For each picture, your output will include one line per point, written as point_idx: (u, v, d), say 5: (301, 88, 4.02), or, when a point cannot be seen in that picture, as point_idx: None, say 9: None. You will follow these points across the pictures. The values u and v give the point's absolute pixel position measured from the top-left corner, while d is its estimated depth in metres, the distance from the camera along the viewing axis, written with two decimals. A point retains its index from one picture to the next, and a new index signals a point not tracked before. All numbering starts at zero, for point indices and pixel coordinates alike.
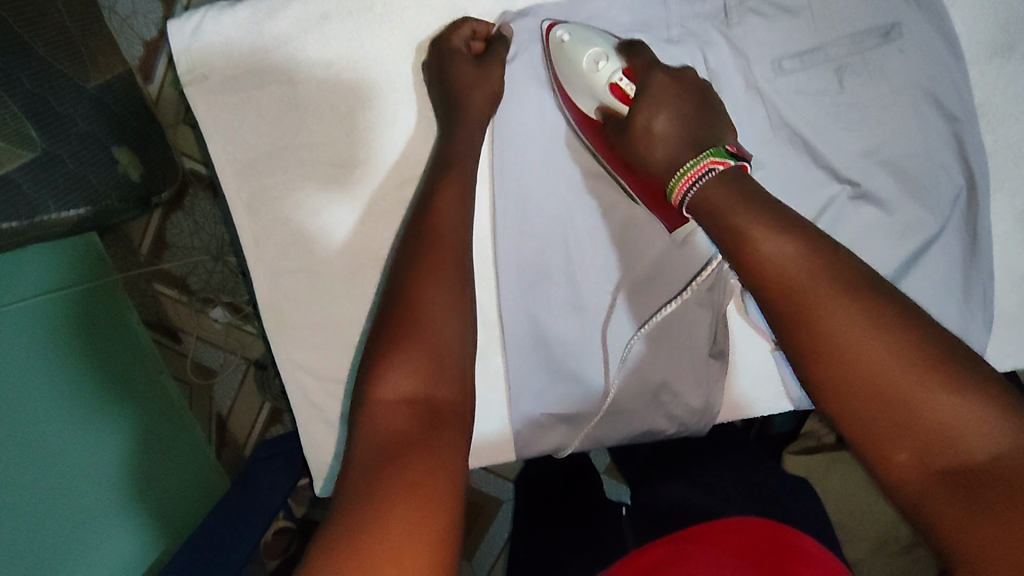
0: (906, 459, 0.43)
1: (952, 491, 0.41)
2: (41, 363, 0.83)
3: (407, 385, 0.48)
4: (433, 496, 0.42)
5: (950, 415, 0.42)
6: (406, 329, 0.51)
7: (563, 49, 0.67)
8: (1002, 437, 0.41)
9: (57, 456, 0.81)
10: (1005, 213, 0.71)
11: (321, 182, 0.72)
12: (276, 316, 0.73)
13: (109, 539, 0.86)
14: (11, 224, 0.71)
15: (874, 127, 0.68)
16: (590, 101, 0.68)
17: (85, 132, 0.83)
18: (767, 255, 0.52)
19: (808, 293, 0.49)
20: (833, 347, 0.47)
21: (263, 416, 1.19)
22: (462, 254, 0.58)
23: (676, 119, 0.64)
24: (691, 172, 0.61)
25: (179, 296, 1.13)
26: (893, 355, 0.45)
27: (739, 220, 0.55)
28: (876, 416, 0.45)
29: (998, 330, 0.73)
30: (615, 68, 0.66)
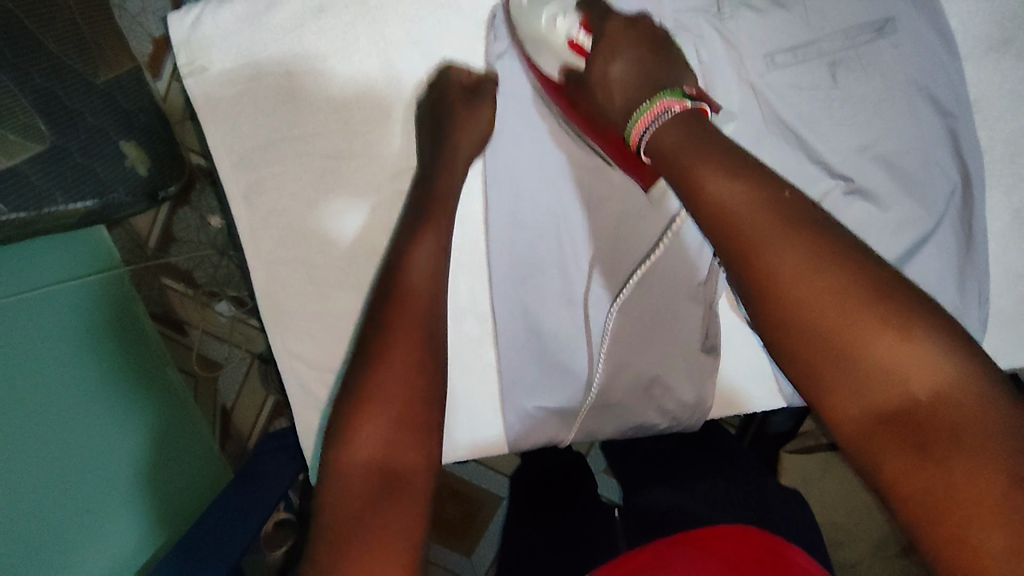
0: (849, 399, 0.43)
1: (891, 430, 0.41)
2: (51, 351, 0.85)
3: (371, 446, 0.49)
4: (389, 561, 0.44)
5: (894, 356, 0.42)
6: (370, 384, 0.51)
7: (522, 13, 0.68)
8: (943, 376, 0.41)
9: (65, 444, 0.83)
10: (1001, 209, 0.71)
11: (317, 173, 0.73)
12: (273, 306, 0.74)
13: (110, 529, 0.87)
14: (18, 215, 0.72)
15: (868, 122, 0.68)
16: (552, 59, 0.69)
17: (94, 126, 0.84)
18: (719, 202, 0.52)
19: (757, 236, 0.49)
20: (780, 290, 0.47)
21: (267, 409, 1.21)
22: (434, 293, 0.57)
23: (632, 63, 0.65)
24: (645, 115, 0.61)
25: (185, 290, 1.15)
26: (836, 293, 0.45)
27: (693, 167, 0.55)
28: (820, 356, 0.45)
29: (994, 328, 0.73)
30: (572, 23, 0.67)
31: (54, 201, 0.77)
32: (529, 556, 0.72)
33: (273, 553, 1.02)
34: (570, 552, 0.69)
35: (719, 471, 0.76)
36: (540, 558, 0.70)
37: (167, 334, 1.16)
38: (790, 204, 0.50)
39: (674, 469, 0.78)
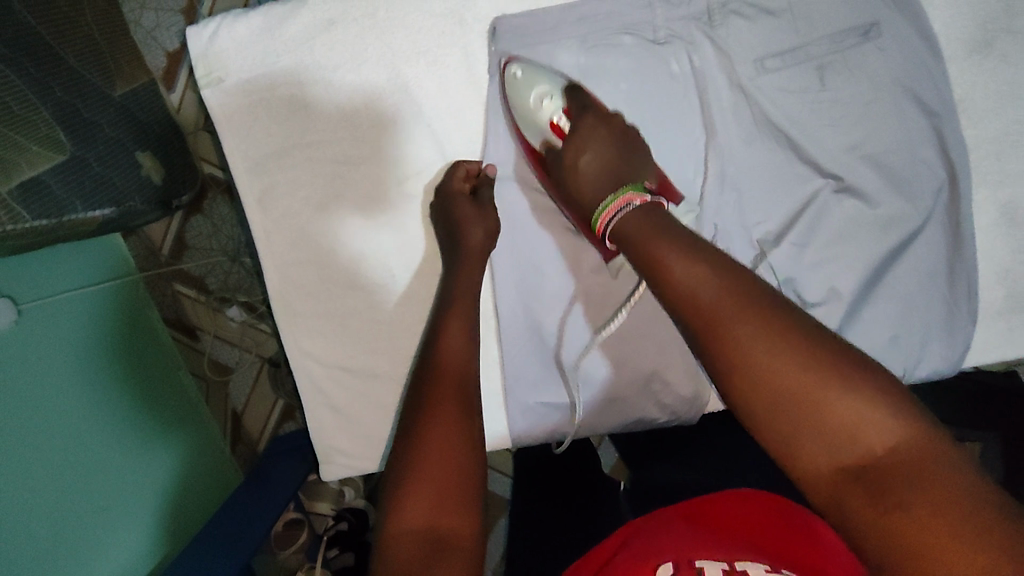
0: (819, 463, 0.43)
1: (861, 487, 0.41)
2: (67, 354, 0.88)
3: (421, 516, 0.47)
4: None
5: (852, 416, 0.42)
6: (411, 463, 0.49)
7: (513, 85, 0.71)
8: (900, 432, 0.41)
9: (84, 443, 0.87)
10: (988, 205, 0.73)
11: (326, 178, 0.76)
12: (285, 305, 0.77)
13: (122, 528, 0.90)
14: (40, 222, 0.75)
15: (855, 123, 0.71)
16: (534, 136, 0.71)
17: (111, 137, 0.88)
18: (677, 277, 0.52)
19: (719, 317, 0.48)
20: (743, 366, 0.46)
21: (276, 413, 1.24)
22: (468, 357, 0.59)
23: (601, 158, 0.67)
24: (610, 208, 0.62)
25: (197, 296, 1.18)
26: (790, 358, 0.45)
27: (656, 245, 0.55)
28: (786, 427, 0.44)
29: (985, 321, 0.75)
30: (558, 106, 0.69)
31: (75, 210, 0.81)
32: (536, 535, 0.75)
33: (283, 552, 1.03)
34: (575, 534, 0.72)
35: (718, 459, 0.78)
36: (548, 537, 0.73)
37: (179, 340, 1.19)
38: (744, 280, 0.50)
39: (676, 461, 0.81)
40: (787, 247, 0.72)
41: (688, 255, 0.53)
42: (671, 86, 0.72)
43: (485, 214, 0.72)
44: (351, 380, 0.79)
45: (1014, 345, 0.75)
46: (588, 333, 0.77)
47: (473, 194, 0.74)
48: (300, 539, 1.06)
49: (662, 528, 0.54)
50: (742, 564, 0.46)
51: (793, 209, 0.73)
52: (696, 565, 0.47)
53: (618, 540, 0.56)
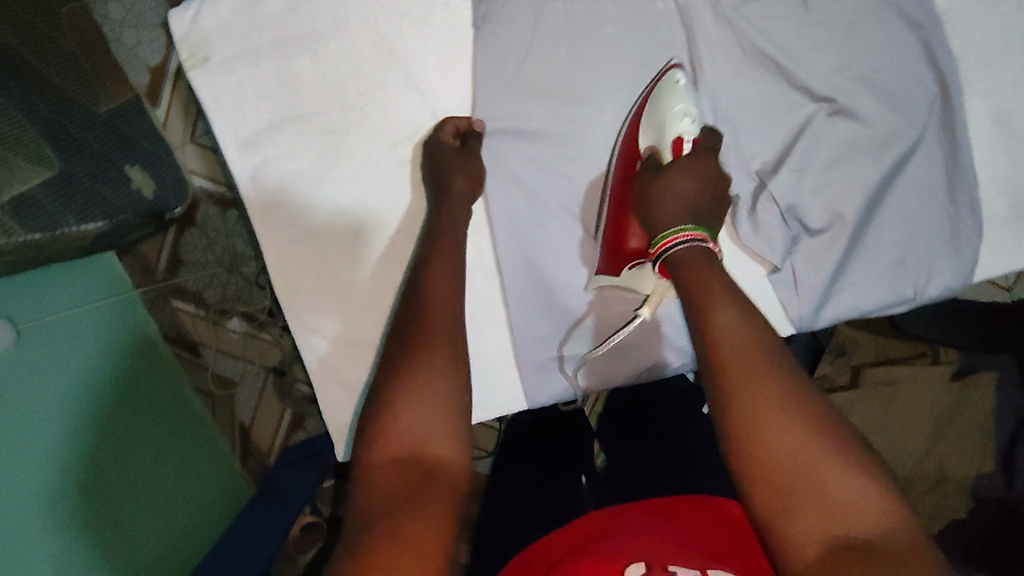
0: (805, 536, 0.41)
1: (851, 569, 0.39)
2: (67, 371, 0.86)
3: (408, 446, 0.46)
4: (426, 550, 0.40)
5: (852, 499, 0.41)
6: (398, 396, 0.47)
7: (671, 87, 0.69)
8: (891, 524, 0.41)
9: (93, 466, 0.84)
10: (983, 115, 0.74)
11: (319, 151, 0.75)
12: (287, 285, 0.77)
13: (147, 538, 0.89)
14: (33, 237, 0.76)
15: (843, 45, 0.71)
16: (646, 135, 0.69)
17: (99, 152, 0.87)
18: (715, 316, 0.50)
19: (739, 371, 0.46)
20: (757, 420, 0.45)
21: (286, 422, 1.21)
22: (455, 301, 0.56)
23: (693, 189, 0.63)
24: (679, 235, 0.58)
25: (196, 311, 1.15)
26: (805, 429, 0.44)
27: (697, 282, 0.53)
28: (780, 492, 0.43)
29: (991, 233, 0.75)
30: (693, 131, 0.68)
31: (66, 223, 0.80)
32: (502, 509, 0.71)
33: (301, 557, 1.04)
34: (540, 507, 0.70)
35: None
36: (507, 525, 0.69)
37: (182, 357, 1.15)
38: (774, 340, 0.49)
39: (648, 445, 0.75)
40: (786, 174, 0.72)
41: (729, 300, 0.51)
42: (656, 24, 0.72)
43: (467, 165, 0.71)
44: (359, 354, 0.78)
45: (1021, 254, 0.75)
46: (607, 293, 0.77)
47: (460, 145, 0.73)
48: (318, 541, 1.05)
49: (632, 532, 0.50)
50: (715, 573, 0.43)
51: (787, 136, 0.73)
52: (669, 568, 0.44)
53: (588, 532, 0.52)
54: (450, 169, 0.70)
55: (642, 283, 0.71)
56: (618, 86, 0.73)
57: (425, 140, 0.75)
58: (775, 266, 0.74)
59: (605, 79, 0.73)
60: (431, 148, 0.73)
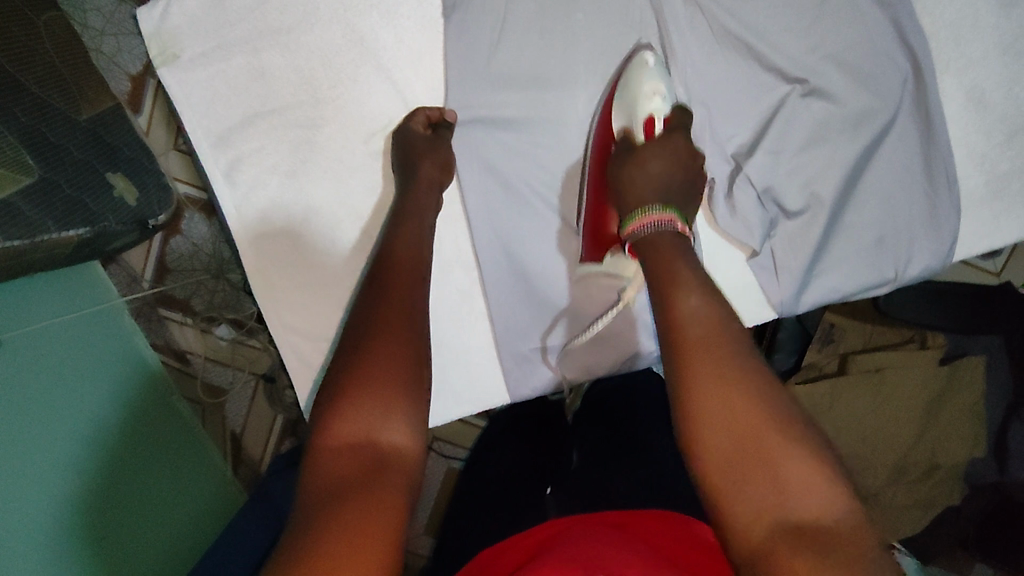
0: (752, 514, 0.40)
1: (796, 549, 0.38)
2: (51, 381, 0.84)
3: (362, 429, 0.44)
4: (376, 534, 0.39)
5: (803, 479, 0.40)
6: (355, 380, 0.46)
7: (640, 68, 0.69)
8: (840, 507, 0.40)
9: (80, 478, 0.82)
10: (955, 92, 0.74)
11: (292, 144, 0.75)
12: (264, 282, 0.76)
13: (135, 554, 0.86)
14: (12, 243, 0.73)
15: (814, 26, 0.72)
16: (618, 118, 0.70)
17: (80, 160, 0.86)
18: (681, 299, 0.49)
19: (698, 346, 0.46)
20: (715, 397, 0.44)
21: (276, 429, 1.20)
22: (416, 286, 0.55)
23: (666, 172, 0.64)
24: (653, 215, 0.59)
25: (184, 319, 1.15)
26: (762, 409, 0.43)
27: (665, 266, 0.53)
28: (729, 467, 0.42)
29: (968, 210, 0.76)
30: (664, 109, 0.68)
31: (47, 230, 0.78)
32: (467, 511, 0.68)
33: None
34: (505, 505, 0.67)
35: None
36: (469, 524, 0.66)
37: (170, 365, 1.15)
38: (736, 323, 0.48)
39: (616, 438, 0.72)
40: (761, 155, 0.72)
41: (695, 284, 0.50)
42: (626, 8, 0.72)
43: (435, 150, 0.71)
44: None
45: (1000, 232, 0.76)
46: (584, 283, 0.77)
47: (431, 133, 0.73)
48: None
49: (588, 540, 0.45)
50: None
51: (761, 118, 0.73)
52: None
53: (546, 539, 0.48)
54: (420, 157, 0.70)
55: (624, 268, 0.69)
56: (590, 71, 0.73)
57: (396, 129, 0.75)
58: (754, 250, 0.74)
59: (578, 65, 0.73)
60: (403, 136, 0.73)
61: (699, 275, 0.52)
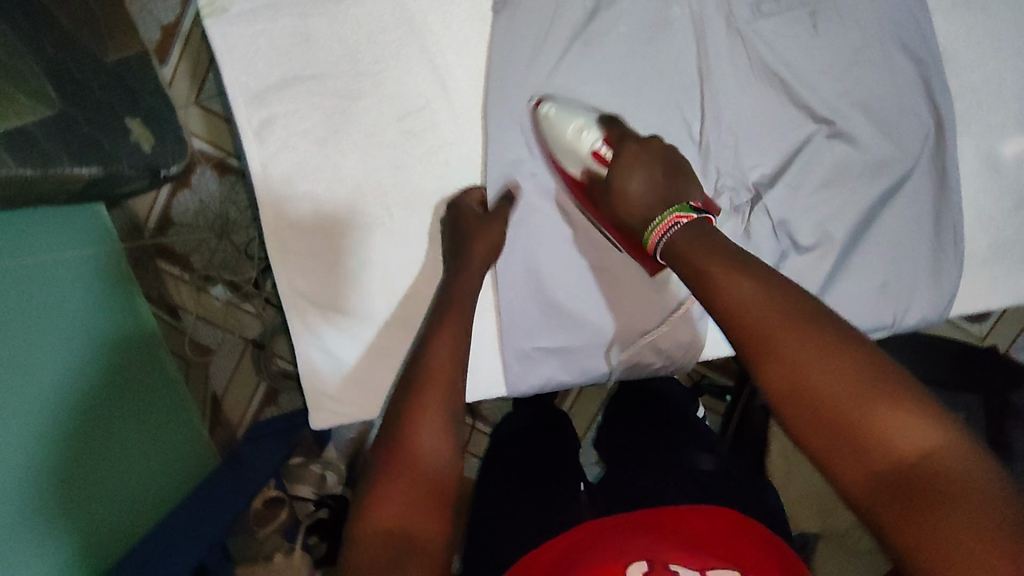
0: (855, 469, 0.42)
1: (902, 493, 0.39)
2: (42, 316, 0.83)
3: (395, 513, 0.46)
4: (425, 530, 0.46)
5: (891, 420, 0.41)
6: (388, 443, 0.50)
7: (550, 122, 0.73)
8: (937, 437, 0.40)
9: (63, 418, 0.80)
10: (972, 154, 0.77)
11: (327, 111, 0.76)
12: (278, 243, 0.76)
13: (108, 502, 0.84)
14: (27, 171, 0.71)
15: (847, 72, 0.74)
16: (573, 164, 0.74)
17: (101, 100, 0.86)
18: (727, 292, 0.52)
19: (761, 324, 0.49)
20: (785, 368, 0.46)
21: (259, 397, 1.19)
22: (463, 312, 0.62)
23: (649, 182, 0.67)
24: (660, 227, 0.63)
25: (181, 274, 1.15)
26: (837, 366, 0.44)
27: (703, 261, 0.56)
28: (820, 431, 0.44)
29: (970, 269, 0.78)
30: (595, 137, 0.72)
31: (60, 163, 0.76)
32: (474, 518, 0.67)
33: (262, 530, 1.01)
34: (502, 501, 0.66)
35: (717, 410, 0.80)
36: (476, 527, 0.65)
37: (160, 317, 1.15)
38: (790, 296, 0.50)
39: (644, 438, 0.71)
40: (780, 188, 0.75)
41: (737, 271, 0.53)
42: (669, 27, 0.74)
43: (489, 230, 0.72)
44: (343, 320, 0.78)
45: (995, 294, 0.78)
46: (592, 295, 0.79)
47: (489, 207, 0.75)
48: (280, 517, 1.03)
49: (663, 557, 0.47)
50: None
51: (785, 153, 0.75)
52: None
53: (596, 529, 0.51)
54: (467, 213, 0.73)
55: None
56: (627, 82, 0.75)
57: (447, 201, 0.77)
58: None
59: (616, 77, 0.75)
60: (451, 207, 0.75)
61: (742, 263, 0.54)
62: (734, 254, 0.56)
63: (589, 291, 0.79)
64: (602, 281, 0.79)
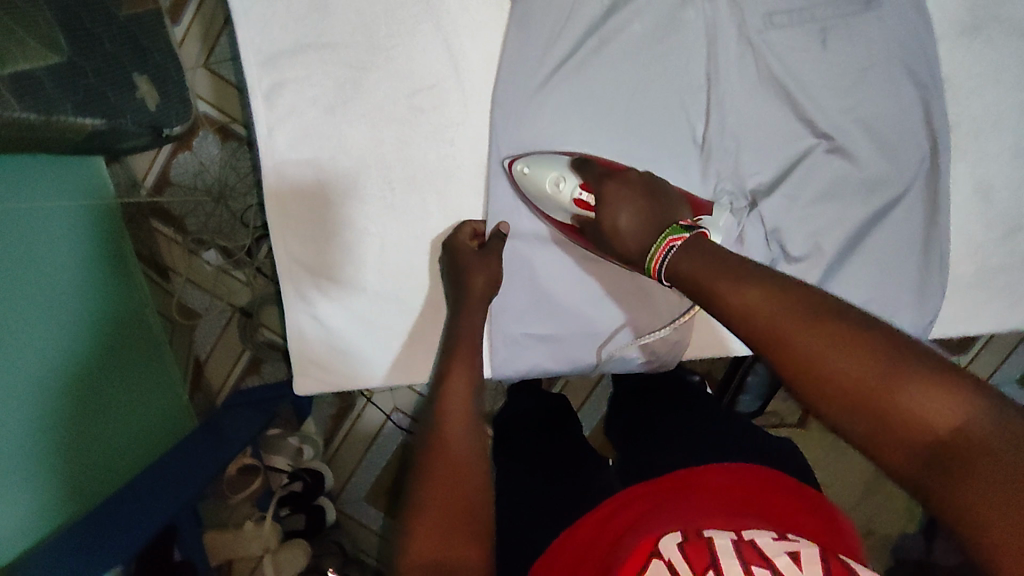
0: (896, 455, 0.41)
1: (945, 471, 0.38)
2: (37, 260, 0.83)
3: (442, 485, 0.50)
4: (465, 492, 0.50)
5: (918, 400, 0.41)
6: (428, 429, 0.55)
7: (526, 181, 0.75)
8: (967, 407, 0.39)
9: (51, 362, 0.80)
10: (965, 181, 0.79)
11: (337, 81, 0.76)
12: (278, 208, 0.77)
13: (92, 451, 0.85)
14: (31, 117, 0.71)
15: (852, 90, 0.76)
16: (561, 212, 0.75)
17: (110, 54, 0.85)
18: (735, 300, 0.53)
19: (774, 323, 0.49)
20: (805, 363, 0.46)
21: (242, 364, 1.19)
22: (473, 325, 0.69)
23: (637, 213, 0.68)
24: (657, 257, 0.63)
25: (174, 236, 1.14)
26: (856, 354, 0.44)
27: (710, 269, 0.57)
28: (851, 420, 0.43)
29: (953, 293, 0.80)
30: (573, 184, 0.73)
31: (63, 111, 0.76)
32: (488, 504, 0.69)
33: (234, 497, 1.00)
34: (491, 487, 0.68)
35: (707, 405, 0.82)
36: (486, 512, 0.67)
37: (149, 277, 1.14)
38: (797, 294, 0.51)
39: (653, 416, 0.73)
40: (777, 197, 0.77)
41: (743, 277, 0.54)
42: (682, 30, 0.75)
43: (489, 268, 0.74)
44: (337, 290, 0.79)
45: (974, 319, 0.81)
46: (583, 289, 0.81)
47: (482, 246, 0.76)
48: (252, 484, 1.01)
49: (683, 512, 0.48)
50: (751, 534, 0.44)
51: (785, 163, 0.77)
52: (704, 535, 0.44)
53: (626, 504, 0.53)
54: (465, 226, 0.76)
55: None
56: (636, 81, 0.76)
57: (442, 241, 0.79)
58: None
59: (626, 75, 0.76)
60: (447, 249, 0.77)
61: (747, 269, 0.55)
62: (738, 262, 0.57)
63: (582, 283, 0.80)
64: (593, 276, 0.81)
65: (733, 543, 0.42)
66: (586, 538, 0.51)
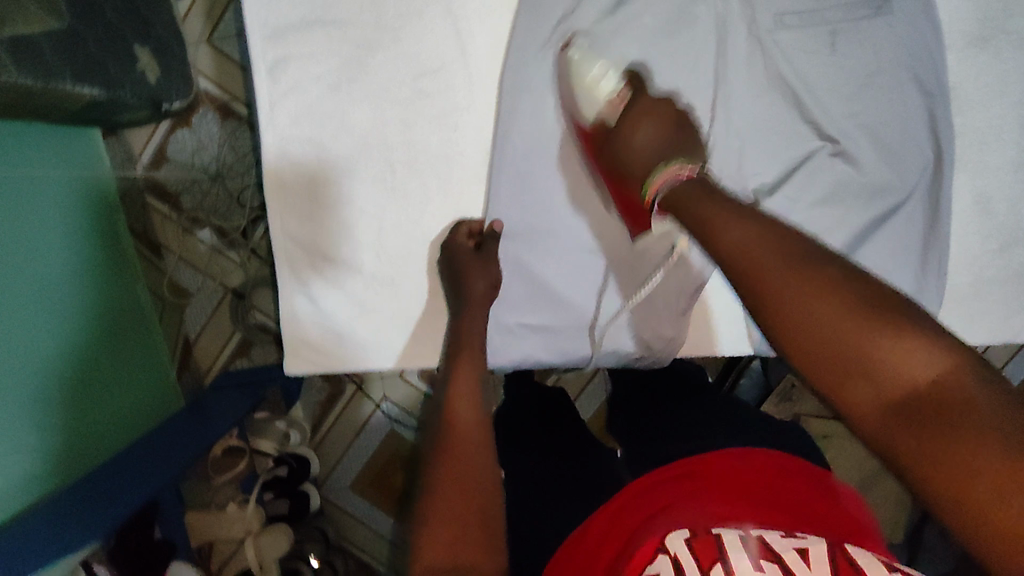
0: (862, 401, 0.44)
1: (909, 420, 0.41)
2: (27, 231, 0.82)
3: (450, 483, 0.50)
4: (472, 488, 0.50)
5: (890, 351, 0.43)
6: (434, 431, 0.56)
7: (575, 66, 0.74)
8: (936, 362, 0.41)
9: (36, 335, 0.79)
10: (966, 191, 0.79)
11: (343, 59, 0.75)
12: (277, 186, 0.76)
13: (75, 426, 0.83)
14: (29, 83, 0.70)
15: (859, 95, 0.75)
16: (590, 111, 0.75)
17: (111, 24, 0.83)
18: (726, 241, 0.54)
19: (763, 268, 0.51)
20: (788, 310, 0.48)
21: (232, 345, 1.18)
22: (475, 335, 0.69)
23: (657, 136, 0.72)
24: (658, 181, 0.68)
25: (169, 212, 1.12)
26: (837, 303, 0.46)
27: (706, 211, 0.58)
28: (826, 367, 0.46)
29: (949, 302, 0.81)
30: (616, 87, 0.74)
31: (62, 80, 0.75)
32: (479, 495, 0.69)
33: (217, 478, 0.99)
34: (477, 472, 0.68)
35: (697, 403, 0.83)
36: None
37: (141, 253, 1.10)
38: (787, 239, 0.52)
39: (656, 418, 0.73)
40: (779, 198, 0.77)
41: (737, 218, 0.55)
42: (693, 26, 0.75)
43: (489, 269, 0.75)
44: (334, 271, 0.78)
45: (968, 329, 0.81)
46: (583, 282, 0.80)
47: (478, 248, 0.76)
48: (237, 466, 1.00)
49: (689, 508, 0.48)
50: (759, 530, 0.44)
51: (788, 165, 0.77)
52: (713, 531, 0.43)
53: (630, 503, 0.54)
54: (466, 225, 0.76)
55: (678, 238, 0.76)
56: (643, 75, 0.75)
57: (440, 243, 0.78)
58: None
59: (633, 69, 0.75)
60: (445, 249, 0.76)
61: (742, 211, 0.56)
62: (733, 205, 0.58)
63: (582, 275, 0.80)
64: (592, 269, 0.80)
65: (741, 541, 0.42)
66: (593, 540, 0.52)
